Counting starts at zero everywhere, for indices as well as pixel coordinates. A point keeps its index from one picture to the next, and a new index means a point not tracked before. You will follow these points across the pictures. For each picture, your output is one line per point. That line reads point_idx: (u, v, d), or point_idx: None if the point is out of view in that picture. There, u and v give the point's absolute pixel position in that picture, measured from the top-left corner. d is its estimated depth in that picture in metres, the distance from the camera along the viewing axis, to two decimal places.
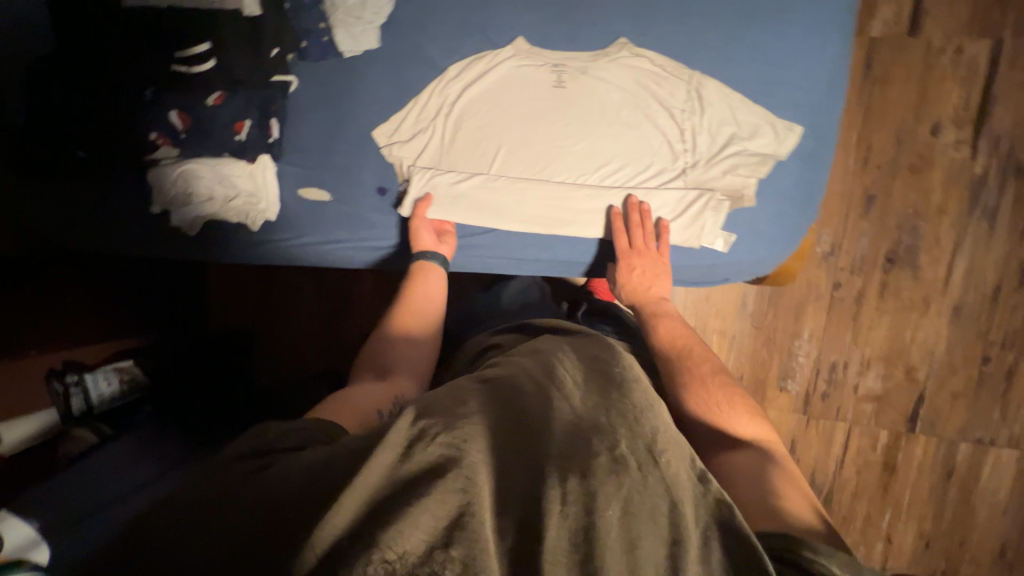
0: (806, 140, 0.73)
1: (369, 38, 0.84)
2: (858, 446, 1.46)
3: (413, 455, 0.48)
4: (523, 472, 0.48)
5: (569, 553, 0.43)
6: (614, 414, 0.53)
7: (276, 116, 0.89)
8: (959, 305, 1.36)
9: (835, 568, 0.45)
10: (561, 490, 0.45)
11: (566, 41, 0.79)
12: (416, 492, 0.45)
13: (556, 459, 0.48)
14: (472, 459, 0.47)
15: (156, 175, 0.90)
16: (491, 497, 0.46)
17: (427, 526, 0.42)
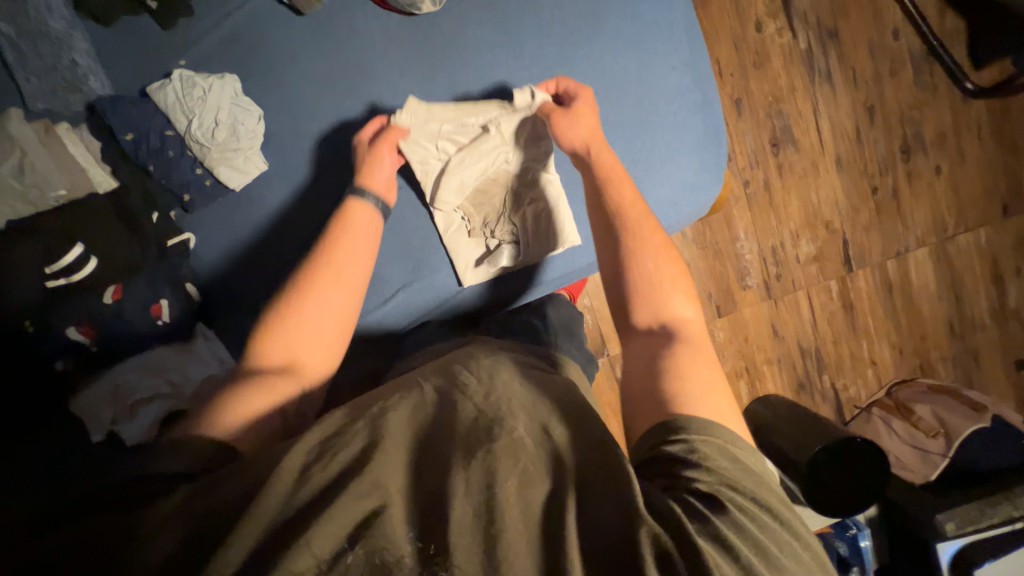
0: (693, 95, 0.81)
1: (256, 163, 0.77)
2: (820, 302, 1.67)
3: (309, 477, 0.46)
4: (433, 455, 0.49)
5: (474, 520, 0.43)
6: (519, 395, 0.55)
7: (190, 281, 0.82)
8: (838, 156, 1.58)
9: (697, 444, 0.48)
10: (466, 476, 0.46)
11: (448, 92, 0.80)
12: (318, 509, 0.43)
13: (463, 445, 0.49)
14: (378, 468, 0.46)
15: (83, 404, 0.77)
16: (401, 497, 0.46)
17: (341, 528, 0.42)
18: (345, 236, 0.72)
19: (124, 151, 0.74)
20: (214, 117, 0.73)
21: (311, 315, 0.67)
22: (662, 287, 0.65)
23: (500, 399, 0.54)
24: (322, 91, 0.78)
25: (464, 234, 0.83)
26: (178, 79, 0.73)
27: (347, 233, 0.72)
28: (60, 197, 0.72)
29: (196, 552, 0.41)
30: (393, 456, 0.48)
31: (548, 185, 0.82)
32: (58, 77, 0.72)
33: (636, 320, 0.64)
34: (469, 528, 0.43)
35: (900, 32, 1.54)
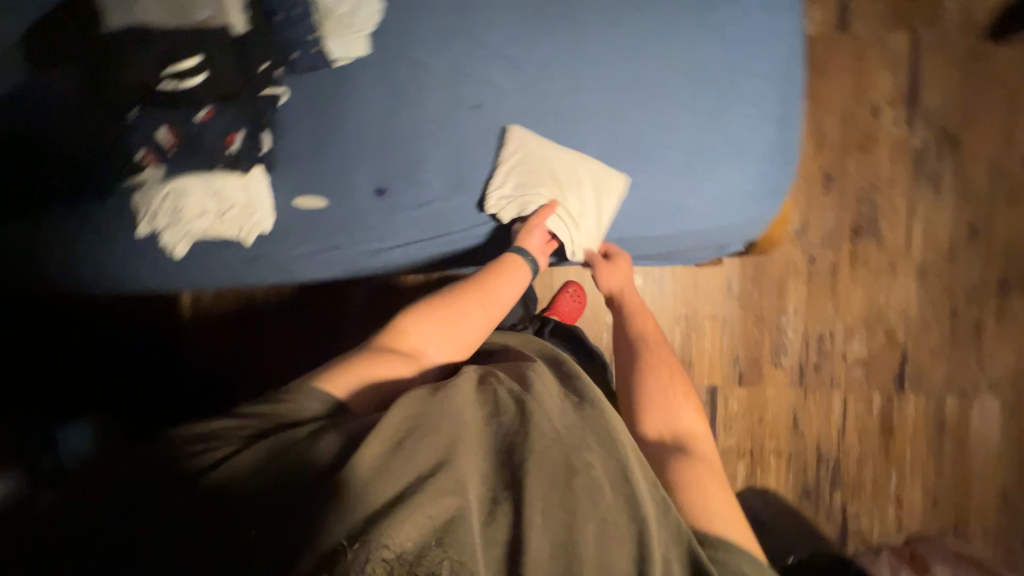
0: (777, 107, 0.80)
1: (360, 43, 0.86)
2: (856, 412, 1.51)
3: (403, 454, 0.54)
4: (506, 479, 0.55)
5: (552, 551, 0.50)
6: (597, 435, 0.61)
7: (268, 128, 0.89)
8: (922, 265, 1.46)
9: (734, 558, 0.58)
10: (539, 501, 0.52)
11: (545, 35, 0.83)
12: (409, 496, 0.51)
13: (546, 469, 0.55)
14: (462, 465, 0.54)
15: (147, 192, 0.88)
16: (478, 502, 0.53)
17: (428, 519, 0.50)
18: (498, 282, 0.82)
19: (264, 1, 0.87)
20: None
21: (450, 327, 0.78)
22: (677, 397, 0.76)
23: (573, 436, 0.59)
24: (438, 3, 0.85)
25: (513, 190, 0.84)
26: None
27: (498, 280, 0.82)
28: (202, 19, 0.85)
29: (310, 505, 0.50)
30: (465, 466, 0.54)
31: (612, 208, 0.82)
32: None
33: (648, 429, 0.74)
34: (547, 555, 0.50)
35: None
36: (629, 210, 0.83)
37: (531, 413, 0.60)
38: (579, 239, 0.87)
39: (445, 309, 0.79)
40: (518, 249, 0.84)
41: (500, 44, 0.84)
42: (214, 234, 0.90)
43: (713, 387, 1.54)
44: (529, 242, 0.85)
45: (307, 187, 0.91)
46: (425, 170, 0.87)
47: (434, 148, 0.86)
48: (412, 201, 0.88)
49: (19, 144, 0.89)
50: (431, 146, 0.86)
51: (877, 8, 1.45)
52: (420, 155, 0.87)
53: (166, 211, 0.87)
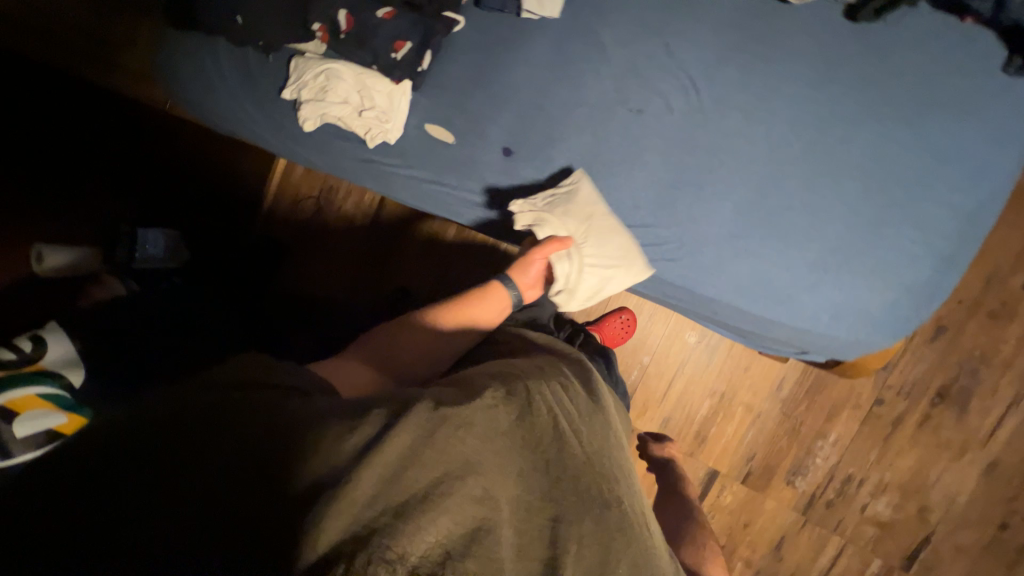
0: (948, 242, 0.71)
1: (552, 7, 0.84)
2: (846, 565, 1.42)
3: (436, 441, 0.44)
4: (543, 490, 0.49)
5: None
6: (617, 469, 0.59)
7: (432, 49, 0.90)
8: (995, 461, 1.32)
9: None
10: (579, 532, 0.47)
11: (737, 68, 0.78)
12: (442, 491, 0.42)
13: (580, 497, 0.50)
14: (497, 475, 0.46)
15: (306, 66, 0.93)
16: (509, 514, 0.45)
17: (458, 523, 0.41)
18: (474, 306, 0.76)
19: None
20: None
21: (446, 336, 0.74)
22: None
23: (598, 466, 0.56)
24: None
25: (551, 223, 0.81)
26: None
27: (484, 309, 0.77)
28: None
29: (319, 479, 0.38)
30: (497, 471, 0.46)
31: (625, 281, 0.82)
32: None
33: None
34: None
35: None
36: (734, 276, 0.78)
37: (564, 436, 0.55)
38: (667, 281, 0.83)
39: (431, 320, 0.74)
40: (504, 279, 0.79)
41: (687, 59, 0.80)
42: (342, 124, 0.94)
43: (715, 472, 1.49)
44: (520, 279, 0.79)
45: (441, 118, 0.92)
46: (555, 150, 0.86)
47: (575, 133, 0.84)
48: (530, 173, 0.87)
49: None
50: (572, 130, 0.85)
51: None
52: (557, 134, 0.85)
53: (313, 87, 0.92)
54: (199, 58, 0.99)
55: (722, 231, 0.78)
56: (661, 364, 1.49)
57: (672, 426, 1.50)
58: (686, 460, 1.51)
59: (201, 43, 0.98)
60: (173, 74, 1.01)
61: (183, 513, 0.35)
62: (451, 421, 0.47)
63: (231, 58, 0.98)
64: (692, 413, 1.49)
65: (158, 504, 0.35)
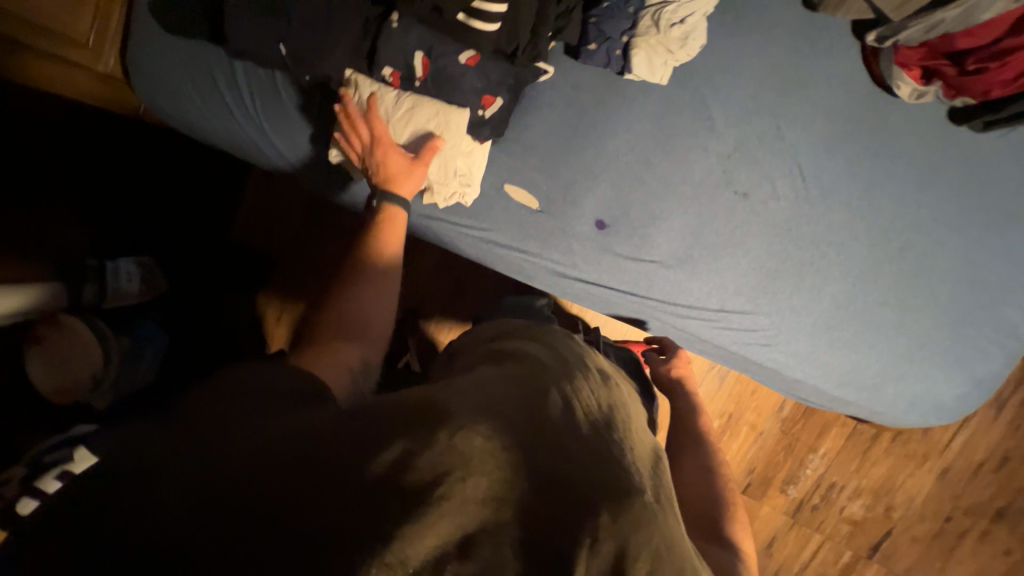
0: (1011, 341, 0.80)
1: (661, 74, 0.77)
2: (823, 558, 1.62)
3: (428, 436, 0.36)
4: (550, 471, 0.37)
5: None
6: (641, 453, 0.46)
7: (519, 103, 0.81)
8: (948, 468, 1.56)
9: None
10: (596, 524, 0.34)
11: (845, 161, 0.78)
12: (426, 488, 0.33)
13: (595, 473, 0.37)
14: (497, 457, 0.36)
15: (337, 141, 0.78)
16: (515, 508, 0.34)
17: (444, 529, 0.32)
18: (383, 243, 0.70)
19: None
20: (682, 16, 0.73)
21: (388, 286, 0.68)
22: None
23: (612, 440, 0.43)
24: (756, 66, 0.78)
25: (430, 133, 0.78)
26: None
27: (383, 235, 0.70)
28: None
29: (300, 499, 0.33)
30: (494, 447, 0.36)
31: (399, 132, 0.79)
32: None
33: None
34: None
35: None
36: (826, 366, 0.81)
37: (573, 408, 0.45)
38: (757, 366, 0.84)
39: (368, 270, 0.67)
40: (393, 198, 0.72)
41: (799, 145, 0.78)
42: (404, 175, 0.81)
43: None
44: (402, 188, 0.73)
45: (528, 181, 0.83)
46: (655, 225, 0.81)
47: (677, 209, 0.81)
48: (625, 249, 0.83)
49: None
50: (676, 208, 0.81)
51: None
52: (658, 209, 0.81)
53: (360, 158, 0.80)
54: (210, 82, 0.82)
55: (819, 322, 0.80)
56: None
57: None
58: None
59: (213, 64, 0.82)
60: (180, 101, 0.84)
61: (173, 519, 0.33)
62: (452, 416, 0.37)
63: (255, 84, 0.82)
64: None
65: (132, 510, 0.33)
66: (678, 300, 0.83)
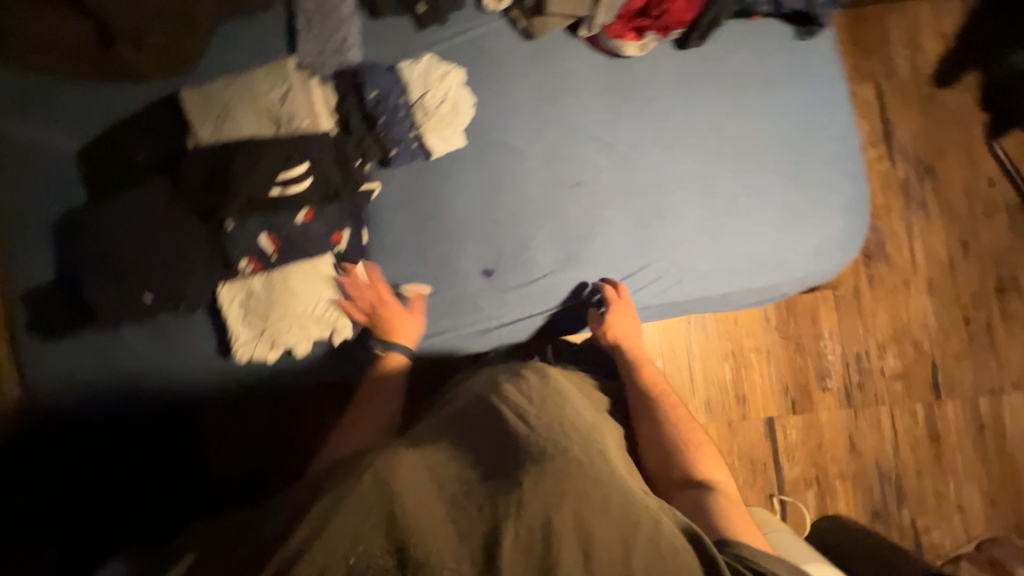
0: (850, 164, 0.89)
1: (457, 140, 0.89)
2: (904, 425, 1.59)
3: (396, 484, 0.57)
4: (491, 474, 0.59)
5: (527, 551, 0.53)
6: (566, 428, 0.67)
7: (367, 222, 0.89)
8: (931, 280, 1.61)
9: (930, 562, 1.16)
10: (517, 498, 0.55)
11: (632, 117, 0.91)
12: (400, 519, 0.55)
13: (519, 464, 0.60)
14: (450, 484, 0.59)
15: (234, 334, 0.85)
16: (460, 507, 0.57)
17: (415, 535, 0.54)
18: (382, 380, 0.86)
19: (362, 107, 0.89)
20: (443, 95, 0.88)
21: (392, 392, 0.85)
22: None
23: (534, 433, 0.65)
24: (522, 95, 0.91)
25: (307, 286, 0.85)
26: (426, 59, 0.87)
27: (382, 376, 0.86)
28: (302, 124, 0.87)
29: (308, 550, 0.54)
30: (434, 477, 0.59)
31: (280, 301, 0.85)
32: (330, 44, 0.91)
33: None
34: (519, 545, 0.53)
35: (996, 181, 1.62)
36: (731, 270, 0.88)
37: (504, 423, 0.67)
38: (684, 301, 0.90)
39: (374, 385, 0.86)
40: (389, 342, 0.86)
41: (592, 127, 0.91)
42: (307, 334, 0.86)
43: (770, 419, 1.59)
44: (403, 335, 0.87)
45: (411, 276, 0.90)
46: (529, 247, 0.90)
47: (537, 226, 0.90)
48: (521, 279, 0.90)
49: (100, 256, 0.84)
50: (536, 225, 0.90)
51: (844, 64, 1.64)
52: (524, 234, 0.90)
53: (265, 340, 0.85)
54: (112, 360, 0.87)
55: (701, 239, 0.88)
56: (675, 360, 1.59)
57: (715, 405, 1.59)
58: (744, 424, 1.60)
59: (105, 344, 0.87)
60: (91, 391, 0.87)
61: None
62: (408, 461, 0.60)
63: (149, 337, 0.87)
64: (723, 383, 1.60)
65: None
66: (585, 292, 0.90)
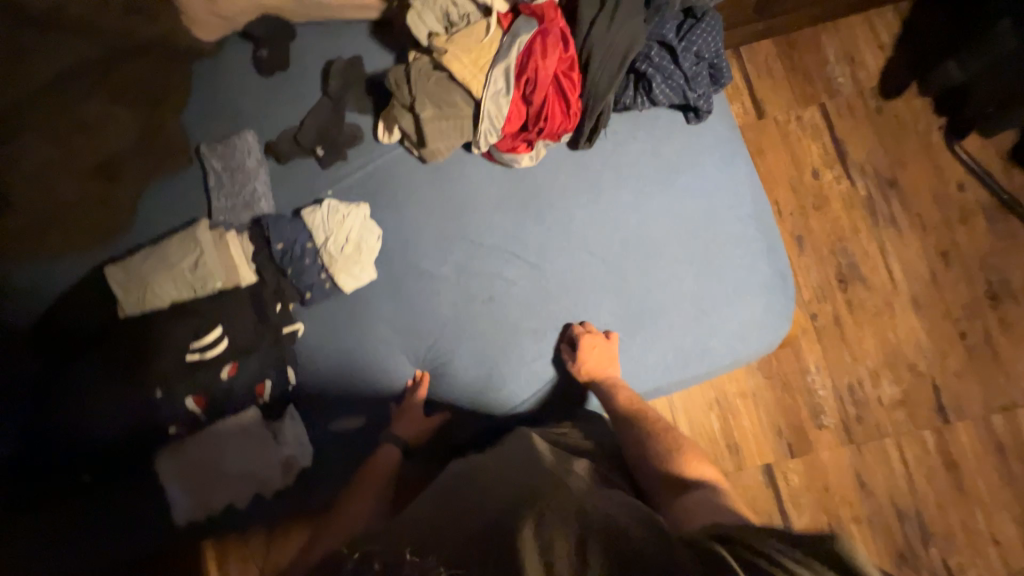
0: (761, 242, 0.87)
1: (367, 274, 0.92)
2: (914, 455, 1.47)
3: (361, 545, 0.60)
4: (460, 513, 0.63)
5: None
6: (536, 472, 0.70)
7: (292, 363, 0.91)
8: (915, 297, 1.52)
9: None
10: (481, 526, 0.59)
11: (537, 223, 0.91)
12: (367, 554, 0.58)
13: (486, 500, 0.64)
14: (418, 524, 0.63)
15: (171, 501, 0.87)
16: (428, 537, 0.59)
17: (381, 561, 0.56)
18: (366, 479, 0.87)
19: (273, 257, 0.93)
20: (346, 235, 0.91)
21: (377, 480, 0.87)
22: None
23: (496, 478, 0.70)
24: (428, 217, 0.94)
25: (236, 440, 0.88)
26: (326, 206, 0.91)
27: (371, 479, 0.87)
28: (216, 286, 0.91)
29: None
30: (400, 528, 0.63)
31: (213, 460, 0.87)
32: (240, 198, 0.95)
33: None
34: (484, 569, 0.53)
35: (965, 185, 1.55)
36: (657, 365, 0.87)
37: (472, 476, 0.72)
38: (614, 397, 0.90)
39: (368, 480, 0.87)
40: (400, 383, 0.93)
41: (500, 241, 0.92)
42: (242, 488, 0.88)
43: (768, 467, 1.50)
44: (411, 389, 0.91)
45: (343, 409, 0.92)
46: (453, 366, 0.91)
47: (459, 344, 0.90)
48: (450, 396, 0.91)
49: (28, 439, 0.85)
50: (459, 345, 0.90)
51: (783, 91, 1.61)
52: (446, 353, 0.91)
53: (202, 501, 0.87)
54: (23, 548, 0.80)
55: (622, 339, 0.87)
56: None
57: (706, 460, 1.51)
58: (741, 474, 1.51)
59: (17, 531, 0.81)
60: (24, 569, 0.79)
61: None
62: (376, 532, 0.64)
63: (75, 514, 0.84)
64: (711, 435, 1.52)
65: None
66: (517, 400, 0.90)
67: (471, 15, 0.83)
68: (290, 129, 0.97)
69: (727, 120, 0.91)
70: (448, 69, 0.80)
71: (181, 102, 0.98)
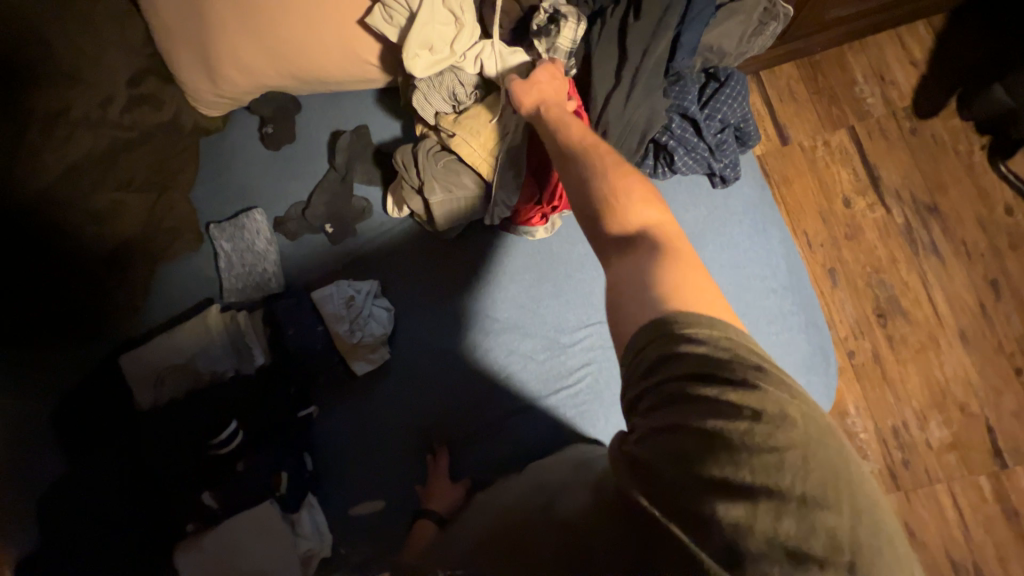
0: (799, 316, 0.81)
1: (380, 353, 0.90)
2: (969, 502, 1.36)
3: None
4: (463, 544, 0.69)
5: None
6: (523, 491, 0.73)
7: (309, 449, 0.91)
8: (962, 331, 1.42)
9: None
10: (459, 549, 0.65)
11: (555, 298, 0.90)
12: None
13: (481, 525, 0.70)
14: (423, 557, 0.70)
15: None
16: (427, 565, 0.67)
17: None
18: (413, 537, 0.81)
19: (284, 340, 0.91)
20: (357, 317, 0.88)
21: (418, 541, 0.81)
22: None
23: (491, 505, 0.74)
24: (444, 292, 0.92)
25: (252, 538, 0.84)
26: (336, 286, 0.89)
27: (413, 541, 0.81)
28: (230, 374, 0.90)
29: None
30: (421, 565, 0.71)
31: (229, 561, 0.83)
32: (250, 279, 0.93)
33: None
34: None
35: (1013, 209, 1.45)
36: None
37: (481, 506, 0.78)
38: None
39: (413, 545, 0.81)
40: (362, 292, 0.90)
41: (516, 318, 0.90)
42: None
43: None
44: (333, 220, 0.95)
45: (360, 495, 0.89)
46: (474, 446, 0.88)
47: (478, 423, 0.89)
48: (471, 477, 0.87)
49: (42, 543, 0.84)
50: (478, 427, 0.89)
51: (807, 115, 1.53)
52: (466, 432, 0.89)
53: None
54: None
55: None
56: None
57: None
58: None
59: None
60: None
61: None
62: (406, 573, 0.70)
63: None
64: None
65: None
66: None
67: (479, 92, 0.80)
68: (298, 205, 0.95)
69: (755, 183, 0.86)
70: (456, 152, 0.80)
71: (185, 186, 0.99)
